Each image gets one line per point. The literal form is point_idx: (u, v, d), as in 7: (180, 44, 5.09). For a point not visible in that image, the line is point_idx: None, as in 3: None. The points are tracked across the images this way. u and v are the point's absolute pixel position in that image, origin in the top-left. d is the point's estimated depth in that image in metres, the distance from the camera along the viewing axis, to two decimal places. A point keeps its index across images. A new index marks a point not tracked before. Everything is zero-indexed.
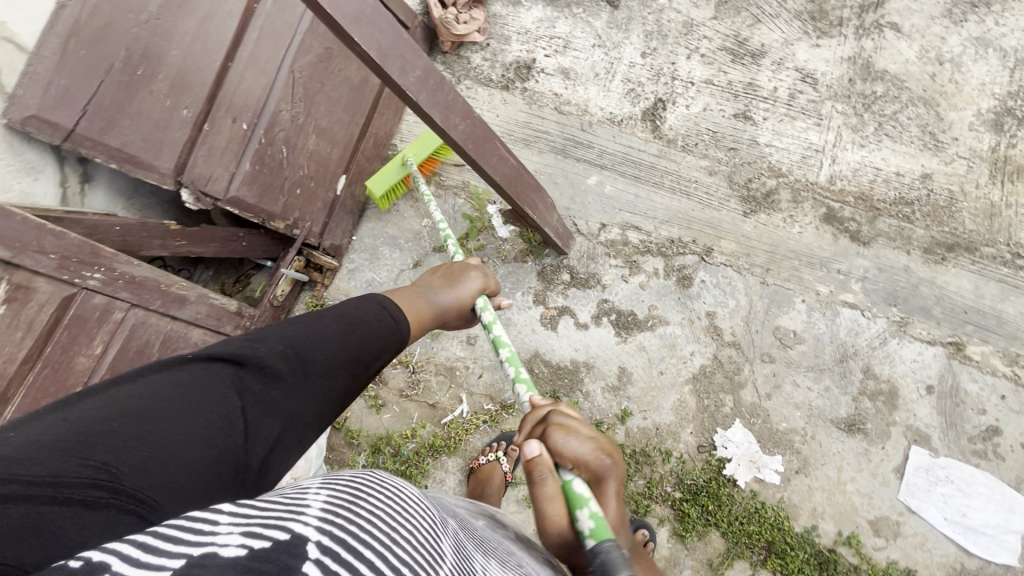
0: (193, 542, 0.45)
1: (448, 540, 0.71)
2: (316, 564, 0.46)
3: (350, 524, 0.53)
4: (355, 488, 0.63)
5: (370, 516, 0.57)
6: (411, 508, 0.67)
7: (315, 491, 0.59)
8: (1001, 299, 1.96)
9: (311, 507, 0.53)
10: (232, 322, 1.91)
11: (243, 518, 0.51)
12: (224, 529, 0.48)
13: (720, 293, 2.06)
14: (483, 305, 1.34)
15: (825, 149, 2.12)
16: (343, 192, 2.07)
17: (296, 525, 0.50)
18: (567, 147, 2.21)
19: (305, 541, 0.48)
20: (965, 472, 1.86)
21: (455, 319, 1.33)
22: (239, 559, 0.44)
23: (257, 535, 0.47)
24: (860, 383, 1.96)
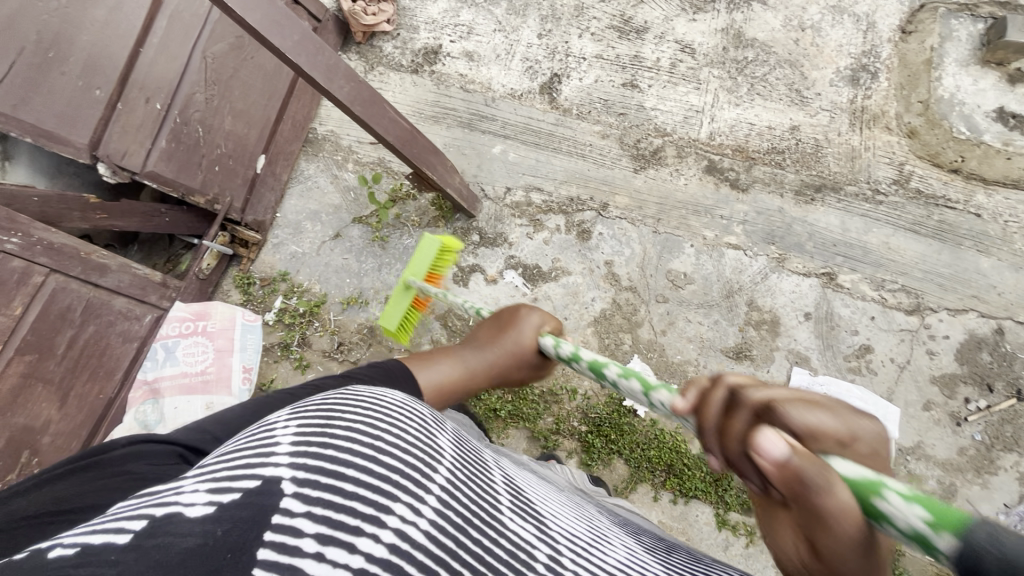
0: (164, 506, 0.56)
1: (429, 423, 0.81)
2: (294, 496, 0.57)
3: (321, 451, 0.63)
4: (326, 412, 0.72)
5: (345, 435, 0.66)
6: (388, 409, 0.76)
7: (285, 426, 0.69)
8: (864, 232, 2.17)
9: (280, 447, 0.63)
10: (158, 293, 2.04)
11: (208, 476, 0.61)
12: (190, 488, 0.59)
13: (617, 243, 2.24)
14: (555, 339, 1.26)
15: (704, 109, 2.34)
16: (263, 170, 2.23)
17: (268, 469, 0.60)
18: (473, 121, 2.40)
19: (280, 481, 0.58)
20: (842, 388, 2.04)
21: (516, 369, 1.32)
22: (209, 514, 0.54)
23: (224, 489, 0.58)
24: (745, 315, 2.14)
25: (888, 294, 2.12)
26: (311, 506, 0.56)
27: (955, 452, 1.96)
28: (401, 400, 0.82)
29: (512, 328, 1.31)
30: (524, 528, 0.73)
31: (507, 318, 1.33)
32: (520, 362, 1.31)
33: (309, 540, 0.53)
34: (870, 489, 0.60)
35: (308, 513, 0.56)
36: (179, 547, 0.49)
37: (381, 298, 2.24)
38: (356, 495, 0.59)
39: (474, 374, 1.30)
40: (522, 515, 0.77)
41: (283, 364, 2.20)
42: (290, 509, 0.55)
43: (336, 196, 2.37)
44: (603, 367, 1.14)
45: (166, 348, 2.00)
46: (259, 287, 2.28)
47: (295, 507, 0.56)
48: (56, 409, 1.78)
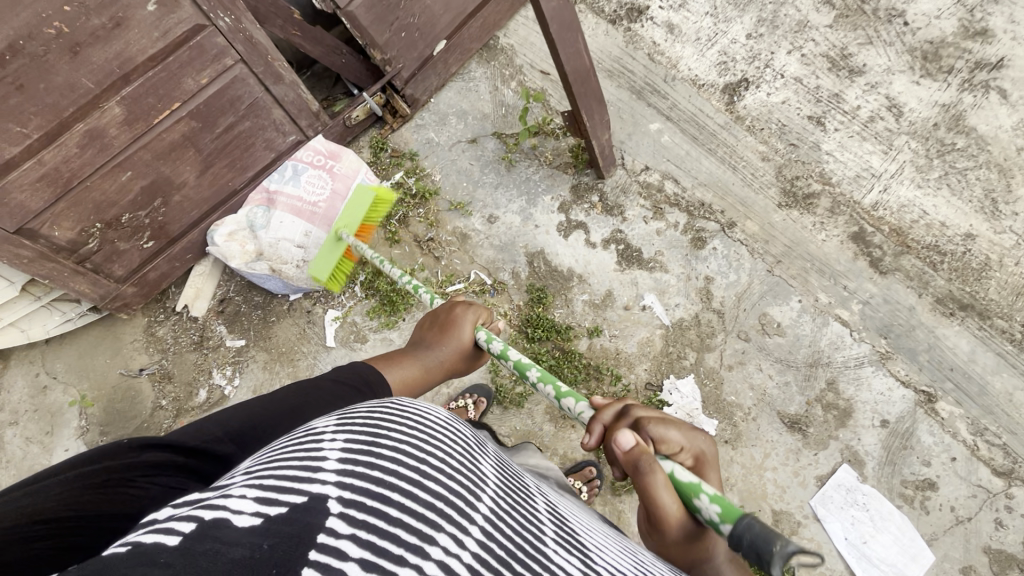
0: (213, 510, 0.51)
1: (468, 446, 0.78)
2: (341, 517, 0.53)
3: (368, 471, 0.60)
4: (373, 426, 0.69)
5: (391, 457, 0.63)
6: (431, 430, 0.73)
7: (331, 437, 0.65)
8: (991, 371, 1.96)
9: (329, 461, 0.59)
10: (308, 121, 2.24)
11: (256, 482, 0.57)
12: (239, 495, 0.54)
13: (725, 264, 2.16)
14: (486, 335, 1.28)
15: (881, 176, 2.16)
16: (438, 54, 2.35)
17: (313, 486, 0.56)
18: (644, 91, 2.36)
19: (325, 499, 0.54)
20: (884, 508, 1.90)
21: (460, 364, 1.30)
22: (258, 526, 0.50)
23: (273, 499, 0.54)
24: (819, 391, 2.01)
25: (983, 444, 1.92)
26: (356, 529, 0.53)
27: None
28: (444, 419, 0.79)
29: (456, 328, 1.28)
30: (563, 554, 0.66)
31: (446, 316, 1.31)
32: (464, 357, 1.29)
33: (354, 562, 0.50)
34: (692, 490, 0.85)
35: (353, 536, 0.52)
36: (228, 557, 0.46)
37: (485, 213, 2.31)
38: (400, 522, 0.56)
39: (435, 371, 1.25)
40: (568, 545, 0.69)
41: (377, 231, 2.33)
42: (334, 530, 0.52)
43: (489, 106, 2.44)
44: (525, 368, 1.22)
45: (295, 170, 2.23)
46: (388, 155, 2.42)
47: (341, 528, 0.52)
48: (194, 176, 2.06)
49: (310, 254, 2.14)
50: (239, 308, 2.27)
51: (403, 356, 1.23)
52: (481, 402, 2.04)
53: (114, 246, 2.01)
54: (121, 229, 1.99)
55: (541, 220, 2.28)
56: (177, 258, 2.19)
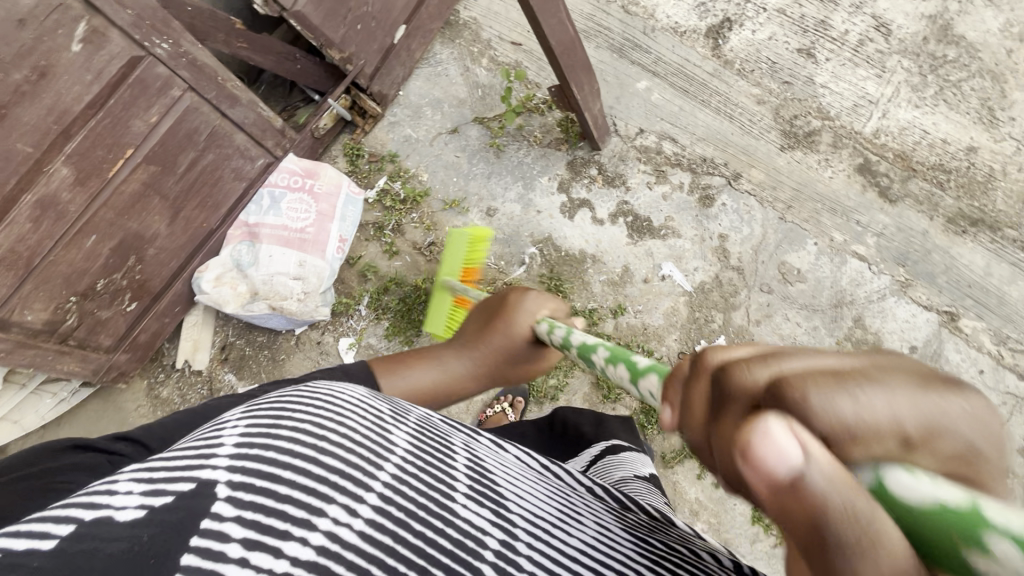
0: (91, 509, 0.46)
1: (393, 415, 0.71)
2: (227, 501, 0.48)
3: (262, 453, 0.53)
4: (278, 408, 0.62)
5: (290, 434, 0.56)
6: (347, 404, 0.66)
7: (234, 424, 0.59)
8: (1007, 281, 1.99)
9: (223, 447, 0.54)
10: (275, 140, 2.03)
11: (148, 474, 0.52)
12: (124, 490, 0.49)
13: (737, 219, 2.12)
14: (548, 323, 1.20)
15: (878, 101, 2.11)
16: (400, 42, 2.16)
17: (204, 471, 0.51)
18: (624, 48, 2.22)
19: (213, 484, 0.49)
20: None
21: (507, 363, 1.25)
22: (139, 518, 0.45)
23: (160, 490, 0.48)
24: (847, 330, 2.03)
25: (1007, 352, 1.98)
26: (242, 510, 0.48)
27: None
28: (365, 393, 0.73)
29: (510, 318, 1.25)
30: (479, 514, 0.60)
31: (501, 305, 1.28)
32: (509, 352, 1.23)
33: (235, 545, 0.45)
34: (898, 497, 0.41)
35: (238, 518, 0.47)
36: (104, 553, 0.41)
37: (483, 207, 2.18)
38: (289, 499, 0.50)
39: (473, 367, 1.23)
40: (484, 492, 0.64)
41: (373, 245, 2.19)
42: (216, 514, 0.47)
43: (462, 89, 2.27)
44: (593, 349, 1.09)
45: (273, 198, 2.05)
46: (366, 161, 2.24)
47: (225, 511, 0.47)
48: (165, 225, 1.88)
49: (310, 285, 2.00)
50: (244, 352, 2.13)
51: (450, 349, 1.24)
52: (518, 402, 2.04)
53: (95, 317, 1.85)
54: (99, 296, 1.82)
55: (543, 204, 2.17)
56: (165, 313, 2.02)
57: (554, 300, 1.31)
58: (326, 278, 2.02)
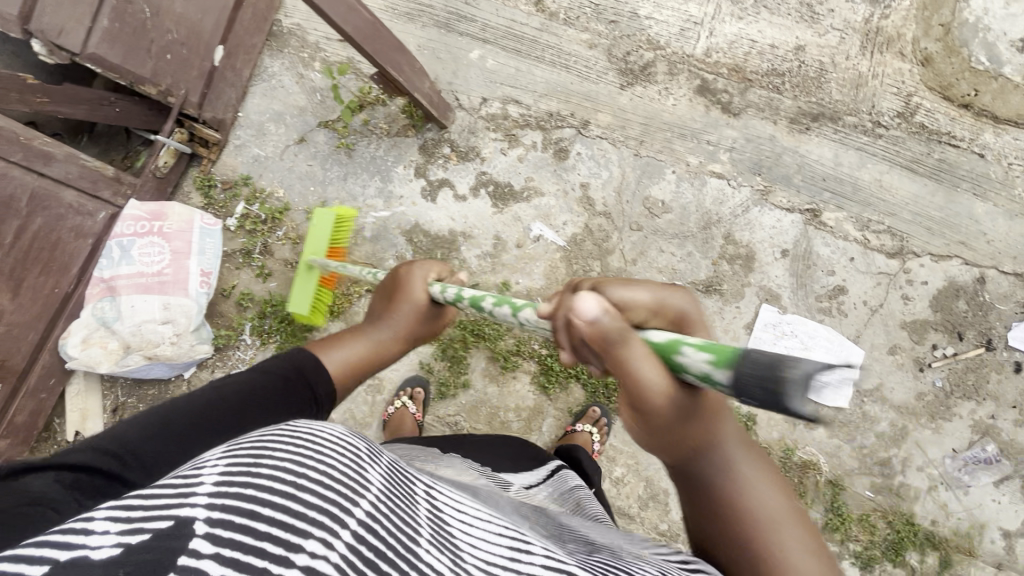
0: (70, 548, 0.46)
1: (382, 457, 0.67)
2: (204, 539, 0.46)
3: (242, 488, 0.51)
4: (260, 443, 0.59)
5: (272, 467, 0.54)
6: (330, 437, 0.62)
7: (217, 458, 0.58)
8: (857, 167, 2.04)
9: (204, 482, 0.52)
10: (111, 189, 1.97)
11: (123, 510, 0.51)
12: (101, 529, 0.48)
13: (594, 165, 2.12)
14: (437, 284, 1.17)
15: (703, 21, 2.13)
16: (221, 63, 2.11)
17: (183, 509, 0.49)
18: (450, 21, 2.20)
19: (191, 521, 0.48)
20: (810, 328, 2.00)
21: (411, 338, 1.22)
22: (114, 559, 0.44)
23: (138, 528, 0.48)
24: (720, 248, 2.06)
25: (871, 235, 2.02)
26: (221, 548, 0.46)
27: (913, 396, 1.95)
28: (349, 424, 0.69)
29: (408, 291, 1.20)
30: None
31: (394, 282, 1.21)
32: (414, 318, 1.20)
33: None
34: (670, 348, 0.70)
35: (216, 555, 0.45)
36: None
37: (346, 209, 2.16)
38: (268, 536, 0.48)
39: (376, 353, 1.17)
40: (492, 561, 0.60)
41: (244, 271, 2.14)
42: (194, 551, 0.45)
43: (301, 97, 2.23)
44: (477, 300, 1.08)
45: (122, 248, 1.97)
46: (221, 190, 2.19)
47: (203, 549, 0.45)
48: (8, 299, 1.82)
49: (180, 325, 1.97)
50: (138, 409, 2.08)
51: (354, 331, 1.19)
52: (417, 393, 1.97)
53: None
54: None
55: (403, 193, 2.15)
56: (40, 389, 1.95)
57: (440, 262, 1.29)
58: (196, 313, 1.98)
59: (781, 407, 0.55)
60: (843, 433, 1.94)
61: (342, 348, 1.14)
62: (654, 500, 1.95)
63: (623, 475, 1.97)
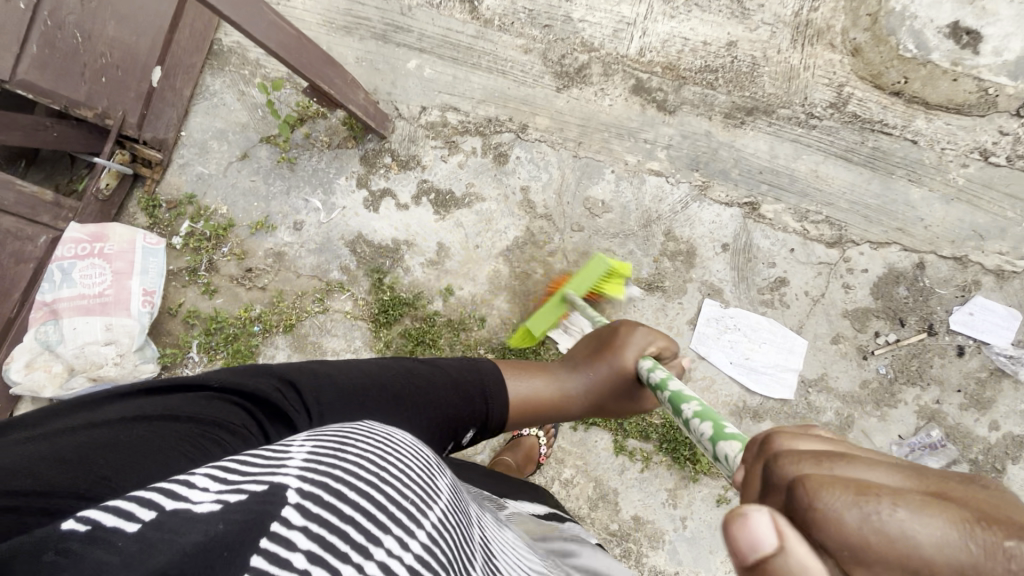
0: (175, 497, 0.53)
1: (434, 466, 0.77)
2: (297, 507, 0.54)
3: (331, 470, 0.60)
4: (339, 437, 0.70)
5: (356, 460, 0.64)
6: (397, 447, 0.72)
7: (300, 444, 0.67)
8: (793, 158, 2.05)
9: (292, 461, 0.61)
10: (51, 213, 2.00)
11: (222, 474, 0.58)
12: (202, 486, 0.55)
13: (534, 168, 2.13)
14: (650, 362, 1.23)
15: (636, 21, 2.15)
16: (160, 83, 2.12)
17: (276, 476, 0.58)
18: (387, 33, 2.22)
19: (284, 488, 0.56)
20: (753, 321, 2.00)
21: (607, 394, 1.32)
22: (220, 511, 0.52)
23: (235, 489, 0.55)
24: (661, 245, 2.06)
25: (810, 226, 2.03)
26: (309, 521, 0.54)
27: (858, 385, 1.95)
28: (410, 439, 0.78)
29: (620, 349, 1.31)
30: None
31: (610, 338, 1.34)
32: (624, 376, 1.29)
33: (300, 555, 0.51)
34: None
35: (304, 527, 0.53)
36: (183, 542, 0.48)
37: (290, 222, 2.17)
38: (352, 520, 0.56)
39: (567, 399, 1.31)
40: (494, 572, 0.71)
41: (191, 289, 2.15)
42: (286, 519, 0.53)
43: (244, 114, 2.24)
44: (682, 402, 1.07)
45: (63, 271, 1.98)
46: (166, 210, 2.19)
47: (294, 518, 0.53)
48: None
49: (123, 345, 1.97)
50: None
51: (548, 370, 1.33)
52: None
53: None
54: None
55: (345, 205, 2.16)
56: None
57: (661, 336, 1.37)
58: (139, 334, 1.99)
59: None
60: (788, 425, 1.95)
61: (519, 381, 1.25)
62: (603, 500, 1.95)
63: (573, 477, 1.97)
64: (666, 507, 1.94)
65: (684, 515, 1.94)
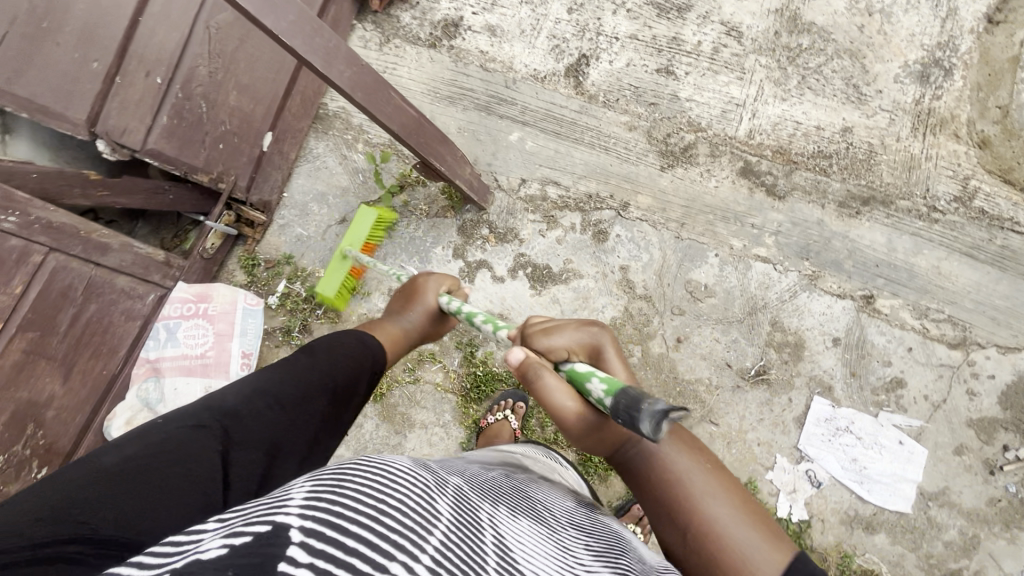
0: (173, 562, 0.51)
1: (431, 484, 0.73)
2: (301, 546, 0.50)
3: (331, 505, 0.57)
4: (340, 472, 0.66)
5: (353, 493, 0.60)
6: (396, 472, 0.69)
7: (301, 486, 0.64)
8: (913, 253, 1.95)
9: (294, 500, 0.58)
10: (161, 272, 2.03)
11: (226, 529, 0.57)
12: (206, 542, 0.54)
13: (634, 248, 2.09)
14: (447, 297, 1.34)
15: (745, 103, 2.11)
16: (269, 148, 2.17)
17: (277, 517, 0.54)
18: (490, 104, 2.23)
19: (287, 528, 0.52)
20: (867, 424, 1.89)
21: (432, 327, 1.36)
22: (222, 558, 0.49)
23: (239, 532, 0.53)
24: (767, 335, 1.98)
25: (930, 325, 1.92)
26: (314, 558, 0.50)
27: (983, 502, 1.81)
28: (409, 466, 0.74)
29: (421, 292, 1.35)
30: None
31: (411, 287, 1.36)
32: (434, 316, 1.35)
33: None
34: (583, 377, 0.94)
35: (312, 564, 0.49)
36: None
37: (385, 288, 2.17)
38: (357, 552, 0.52)
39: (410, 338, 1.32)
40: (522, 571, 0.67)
41: (284, 350, 2.17)
42: (292, 558, 0.49)
43: (345, 178, 2.27)
44: (483, 320, 1.22)
45: (168, 330, 2.02)
46: (264, 269, 2.23)
47: (300, 557, 0.49)
48: (61, 384, 1.81)
49: None
50: None
51: (377, 323, 1.31)
52: None
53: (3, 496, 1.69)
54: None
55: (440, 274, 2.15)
56: None
57: (453, 277, 1.42)
58: None
59: (638, 427, 0.76)
60: (905, 540, 1.82)
61: (380, 335, 1.26)
62: None
63: None
64: None
65: None
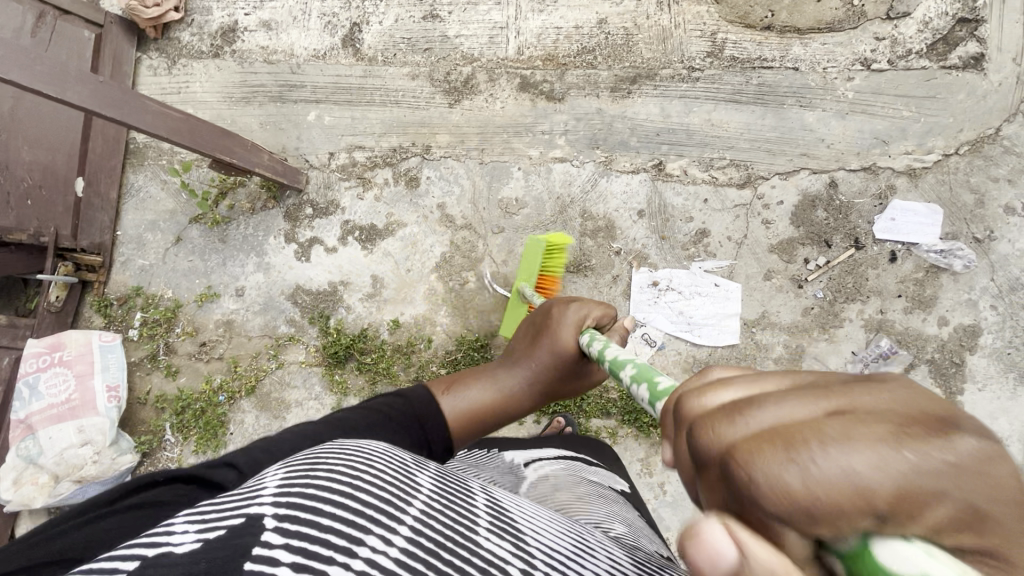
0: (153, 545, 0.46)
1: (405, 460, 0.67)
2: (276, 530, 0.46)
3: (308, 489, 0.51)
4: (312, 458, 0.60)
5: (327, 476, 0.54)
6: (374, 453, 0.64)
7: (273, 473, 0.58)
8: (686, 114, 2.10)
9: (267, 488, 0.53)
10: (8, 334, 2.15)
11: (199, 515, 0.51)
12: (181, 528, 0.49)
13: (446, 184, 2.21)
14: (590, 335, 1.12)
15: (507, 24, 2.23)
16: (84, 192, 2.27)
17: (251, 508, 0.49)
18: (283, 93, 2.33)
19: (260, 517, 0.47)
20: (683, 277, 2.04)
21: (556, 378, 1.19)
22: (195, 551, 0.44)
23: (213, 525, 0.48)
24: (580, 227, 2.11)
25: (718, 172, 2.06)
26: (290, 538, 0.45)
27: (799, 314, 1.96)
28: (384, 447, 0.68)
29: (555, 330, 1.18)
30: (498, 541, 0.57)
31: (544, 320, 1.21)
32: (563, 360, 1.17)
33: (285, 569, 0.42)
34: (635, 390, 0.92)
35: (287, 543, 0.45)
36: None
37: (232, 290, 2.26)
38: (332, 529, 0.48)
39: (513, 399, 1.15)
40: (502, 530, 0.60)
41: (155, 374, 2.25)
42: (265, 542, 0.44)
43: (169, 200, 2.33)
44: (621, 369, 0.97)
45: (29, 386, 2.08)
46: (117, 306, 2.28)
47: (273, 539, 0.45)
48: None
49: (98, 442, 2.08)
50: None
51: (489, 373, 1.19)
52: None
53: None
54: None
55: (279, 261, 2.25)
56: None
57: (599, 304, 1.25)
58: (110, 429, 2.10)
59: None
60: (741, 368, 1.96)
61: (460, 394, 1.12)
62: None
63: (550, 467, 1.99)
64: (641, 477, 1.96)
65: (661, 481, 1.95)
